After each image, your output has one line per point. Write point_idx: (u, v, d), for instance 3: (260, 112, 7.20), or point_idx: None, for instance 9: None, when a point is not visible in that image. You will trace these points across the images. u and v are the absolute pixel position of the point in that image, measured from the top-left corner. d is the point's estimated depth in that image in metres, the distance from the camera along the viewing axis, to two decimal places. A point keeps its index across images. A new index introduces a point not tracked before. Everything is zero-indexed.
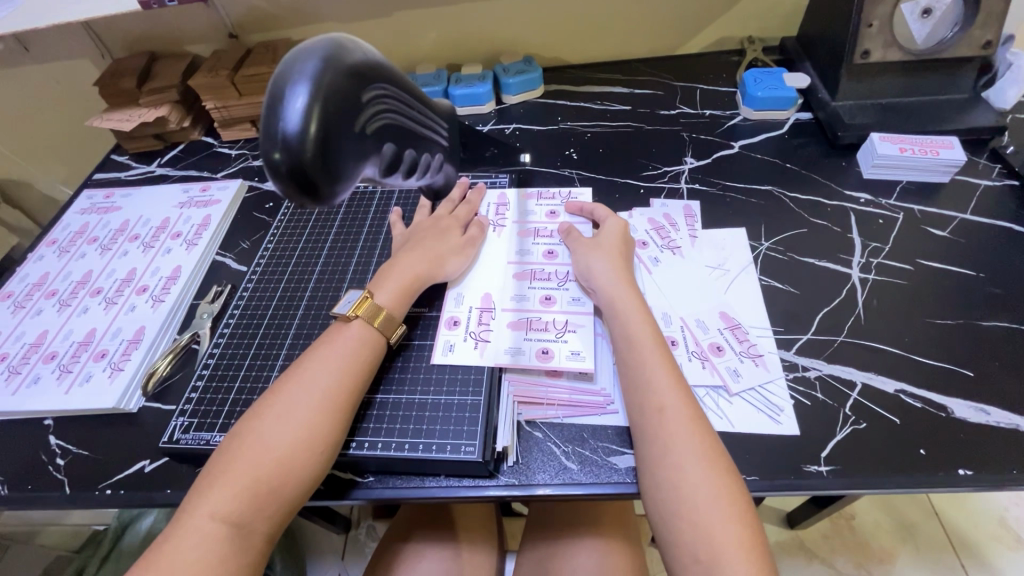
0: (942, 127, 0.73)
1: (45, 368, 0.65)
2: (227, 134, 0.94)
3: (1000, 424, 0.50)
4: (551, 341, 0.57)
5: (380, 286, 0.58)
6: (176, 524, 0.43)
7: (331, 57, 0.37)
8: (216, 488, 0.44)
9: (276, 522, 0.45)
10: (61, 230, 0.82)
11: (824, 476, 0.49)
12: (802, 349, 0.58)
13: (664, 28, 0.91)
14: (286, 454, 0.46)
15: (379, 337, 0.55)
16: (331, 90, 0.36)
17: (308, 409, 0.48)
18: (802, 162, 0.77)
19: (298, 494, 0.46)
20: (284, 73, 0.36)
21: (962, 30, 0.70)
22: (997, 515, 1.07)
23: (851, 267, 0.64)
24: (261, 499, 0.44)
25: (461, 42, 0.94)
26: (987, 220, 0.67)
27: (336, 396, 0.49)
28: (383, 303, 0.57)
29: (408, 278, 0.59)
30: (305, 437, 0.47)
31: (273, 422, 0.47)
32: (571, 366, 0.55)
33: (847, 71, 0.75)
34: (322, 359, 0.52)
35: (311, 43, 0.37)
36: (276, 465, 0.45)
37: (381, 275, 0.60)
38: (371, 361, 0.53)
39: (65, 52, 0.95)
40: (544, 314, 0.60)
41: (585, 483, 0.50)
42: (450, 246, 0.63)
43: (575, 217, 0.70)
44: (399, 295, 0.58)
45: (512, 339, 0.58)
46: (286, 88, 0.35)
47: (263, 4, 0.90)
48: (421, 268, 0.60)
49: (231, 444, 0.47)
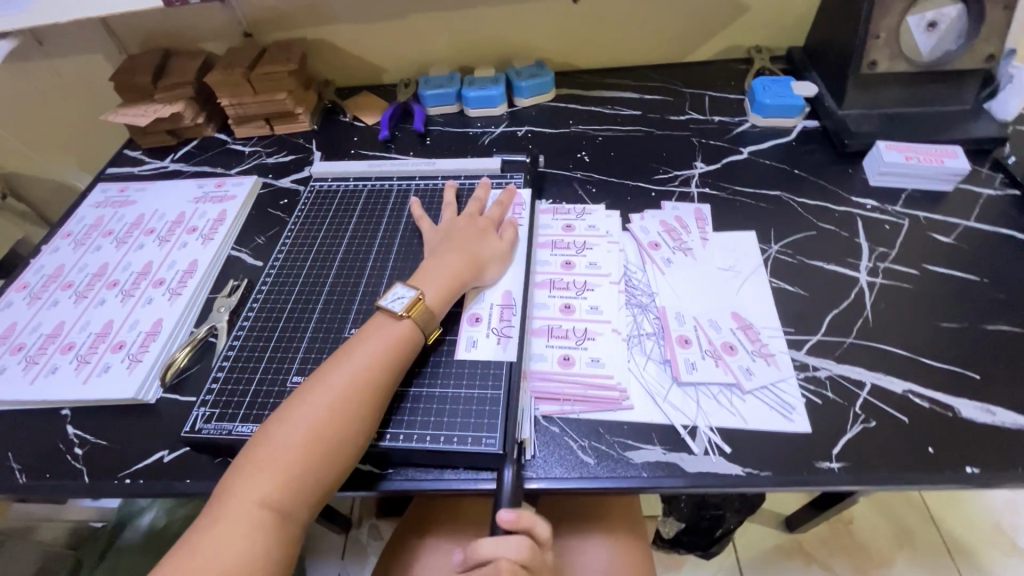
0: (945, 137, 0.76)
1: (63, 359, 0.65)
2: (241, 131, 0.95)
3: (1005, 424, 0.52)
4: (572, 348, 0.59)
5: (424, 282, 0.59)
6: (214, 511, 0.44)
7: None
8: (258, 473, 0.45)
9: (313, 507, 0.47)
10: (76, 223, 0.82)
11: (836, 472, 0.50)
12: (813, 349, 0.59)
13: (673, 35, 0.93)
14: (321, 444, 0.47)
15: (420, 335, 0.56)
16: None
17: (347, 398, 0.49)
18: (809, 168, 0.78)
19: (336, 481, 0.48)
20: None
21: (966, 43, 0.73)
22: (993, 520, 1.09)
23: (858, 271, 0.65)
24: (302, 485, 0.46)
25: (474, 45, 0.95)
26: (990, 227, 0.69)
27: (374, 385, 0.51)
28: (427, 300, 0.58)
29: (443, 277, 0.60)
30: (346, 425, 0.48)
31: (314, 409, 0.48)
32: (590, 373, 0.57)
33: (854, 81, 0.77)
34: (360, 349, 0.53)
35: None
36: (317, 452, 0.47)
37: (422, 272, 0.61)
38: (407, 354, 0.54)
39: (78, 47, 0.96)
40: (565, 322, 0.62)
41: (602, 477, 0.51)
42: (481, 244, 0.64)
43: (593, 231, 0.71)
44: (442, 293, 0.59)
45: (533, 346, 0.60)
46: None
47: (280, 4, 0.91)
48: (456, 268, 0.61)
49: (269, 429, 0.48)
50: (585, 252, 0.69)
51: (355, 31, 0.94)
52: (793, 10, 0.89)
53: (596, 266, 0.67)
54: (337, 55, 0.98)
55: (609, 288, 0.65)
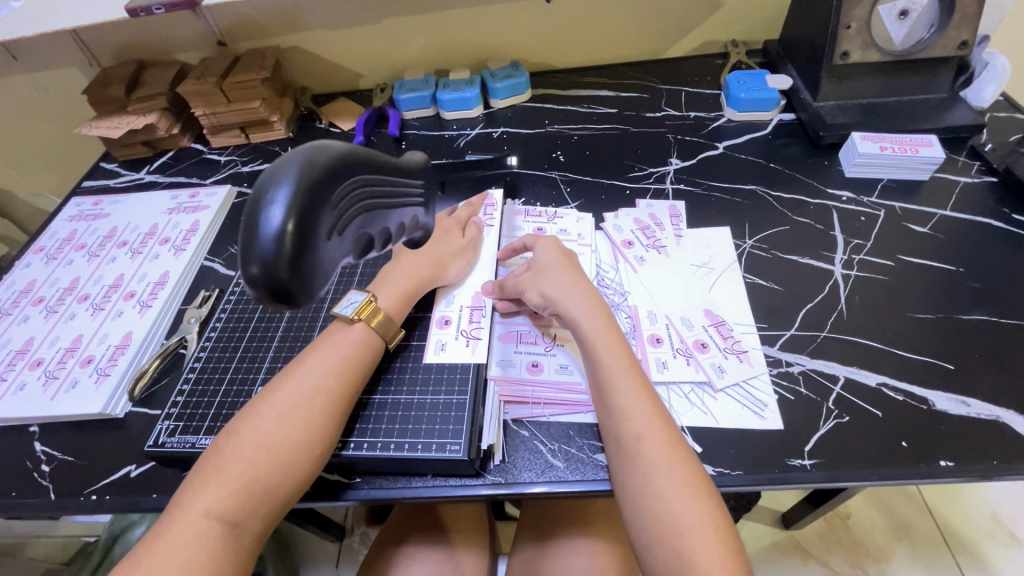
0: (920, 126, 0.75)
1: (31, 375, 0.64)
2: (216, 140, 0.94)
3: (979, 416, 0.51)
4: (541, 354, 0.58)
5: (382, 287, 0.59)
6: (168, 521, 0.43)
7: (302, 163, 0.34)
8: (213, 482, 0.45)
9: (268, 518, 0.46)
10: (49, 238, 0.82)
11: (808, 469, 0.49)
12: (786, 345, 0.58)
13: (648, 32, 0.93)
14: (282, 454, 0.47)
15: (380, 342, 0.55)
16: (309, 187, 0.34)
17: (304, 405, 0.49)
18: (785, 161, 0.78)
19: (292, 491, 0.47)
20: (260, 193, 0.34)
21: (938, 32, 0.72)
22: (989, 511, 1.08)
23: (834, 264, 0.64)
24: (254, 494, 0.45)
25: (447, 48, 0.95)
26: (966, 216, 0.68)
27: (331, 392, 0.50)
28: (384, 305, 0.57)
29: (408, 283, 0.59)
30: (301, 432, 0.48)
31: (268, 418, 0.48)
32: (560, 379, 0.56)
33: (827, 72, 0.77)
34: (316, 357, 0.52)
35: (285, 160, 0.35)
36: (270, 460, 0.46)
37: (383, 276, 0.60)
38: (368, 360, 0.54)
39: (52, 61, 0.96)
40: (533, 328, 0.61)
41: (571, 480, 0.50)
42: (449, 248, 0.63)
43: (564, 236, 0.70)
44: (401, 298, 0.58)
45: (503, 350, 0.59)
46: (267, 196, 0.33)
47: (251, 12, 0.90)
48: (422, 272, 0.60)
49: (226, 440, 0.47)
50: None
51: (328, 38, 0.94)
52: (767, 2, 0.88)
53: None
54: (311, 61, 0.97)
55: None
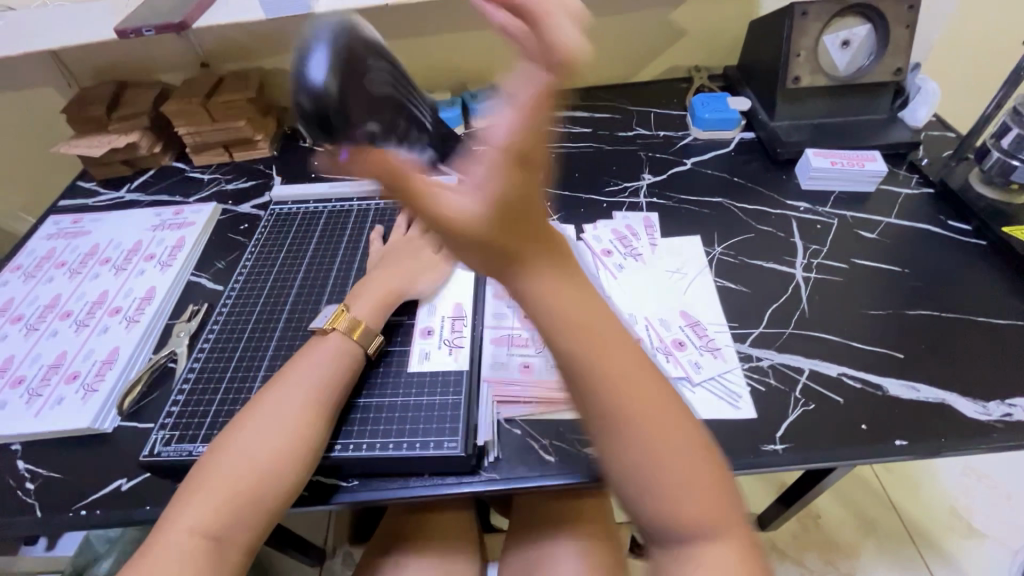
0: (866, 142, 0.82)
1: (13, 393, 0.63)
2: (200, 158, 0.95)
3: (928, 399, 0.56)
4: (532, 355, 0.61)
5: (356, 300, 0.62)
6: (157, 537, 0.45)
7: (338, 28, 0.39)
8: (201, 498, 0.46)
9: (256, 530, 0.48)
10: (26, 256, 0.81)
11: (780, 453, 0.53)
12: (756, 341, 0.63)
13: (618, 58, 1.00)
14: (265, 466, 0.48)
15: (358, 351, 0.57)
16: (342, 54, 0.38)
17: (287, 418, 0.50)
18: (747, 176, 0.84)
19: (278, 502, 0.48)
20: (301, 42, 0.37)
21: (876, 60, 0.81)
22: (949, 504, 1.14)
23: (795, 268, 0.70)
24: (238, 506, 0.47)
25: (430, 71, 0.99)
26: (909, 223, 0.75)
27: (315, 404, 0.52)
28: (355, 314, 0.60)
29: (382, 292, 0.62)
30: (281, 442, 0.49)
31: (251, 430, 0.50)
32: (551, 378, 0.59)
33: (781, 95, 0.84)
34: (302, 372, 0.54)
35: (322, 25, 0.38)
36: (252, 474, 0.48)
37: (359, 288, 0.63)
38: (347, 370, 0.56)
39: (30, 81, 0.96)
40: (524, 331, 0.64)
41: (563, 473, 0.53)
42: (421, 264, 0.66)
43: None
44: (376, 308, 0.61)
45: (494, 353, 0.62)
46: (306, 51, 0.37)
47: (237, 35, 0.93)
48: (393, 283, 0.64)
49: (210, 457, 0.49)
50: None
51: None
52: (726, 32, 0.96)
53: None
54: None
55: None
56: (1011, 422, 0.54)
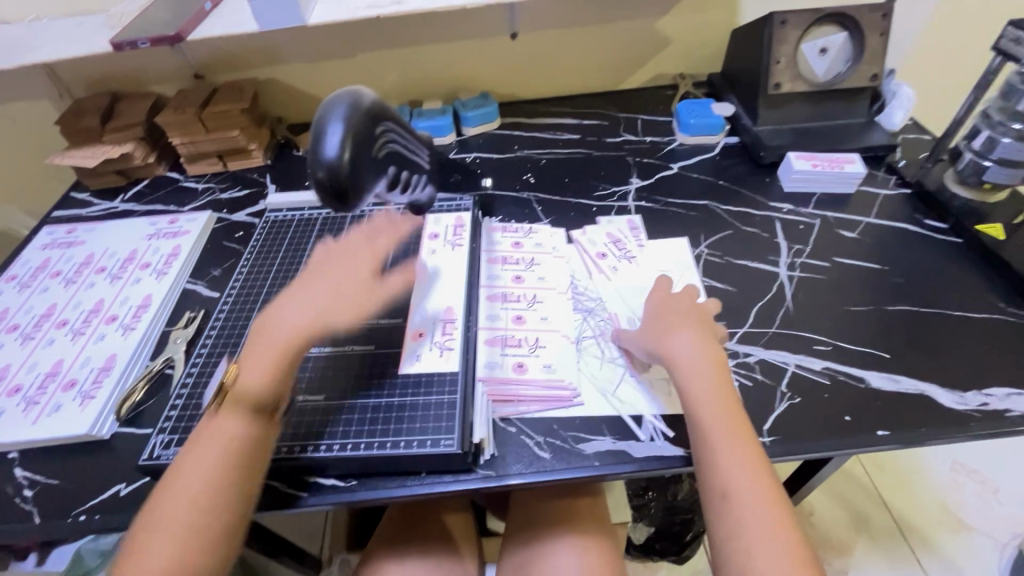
0: (846, 146, 0.85)
1: (9, 401, 0.63)
2: (194, 168, 0.96)
3: (908, 390, 0.58)
4: (525, 355, 0.63)
5: (246, 361, 0.53)
6: None
7: (349, 104, 0.51)
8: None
9: None
10: (21, 266, 0.81)
11: (768, 445, 0.55)
12: (742, 338, 0.65)
13: (606, 66, 1.02)
14: (193, 531, 0.45)
15: (257, 412, 0.51)
16: (354, 127, 0.50)
17: (211, 475, 0.47)
18: (732, 179, 0.86)
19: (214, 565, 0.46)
20: (322, 117, 0.50)
21: (852, 66, 0.84)
22: (938, 499, 1.16)
23: (779, 267, 0.72)
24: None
25: (421, 81, 1.01)
26: (888, 223, 0.78)
27: (246, 448, 0.49)
28: (243, 379, 0.52)
29: (279, 347, 0.53)
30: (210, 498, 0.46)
31: (178, 491, 0.47)
32: (544, 377, 0.61)
33: (764, 100, 0.87)
34: (229, 407, 0.51)
35: (337, 98, 0.51)
36: (182, 542, 0.45)
37: (253, 345, 0.54)
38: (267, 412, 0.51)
39: (23, 93, 0.96)
40: (516, 332, 0.65)
41: (558, 469, 0.54)
42: (336, 307, 0.57)
43: (540, 248, 0.75)
44: (266, 370, 0.52)
45: (488, 354, 0.63)
46: (325, 127, 0.49)
47: (231, 47, 0.94)
48: (298, 334, 0.55)
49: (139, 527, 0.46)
50: (534, 267, 0.73)
51: (306, 70, 0.98)
52: (709, 40, 0.99)
53: (544, 281, 0.71)
54: (288, 93, 1.01)
55: (557, 299, 0.69)
56: (987, 411, 0.56)
